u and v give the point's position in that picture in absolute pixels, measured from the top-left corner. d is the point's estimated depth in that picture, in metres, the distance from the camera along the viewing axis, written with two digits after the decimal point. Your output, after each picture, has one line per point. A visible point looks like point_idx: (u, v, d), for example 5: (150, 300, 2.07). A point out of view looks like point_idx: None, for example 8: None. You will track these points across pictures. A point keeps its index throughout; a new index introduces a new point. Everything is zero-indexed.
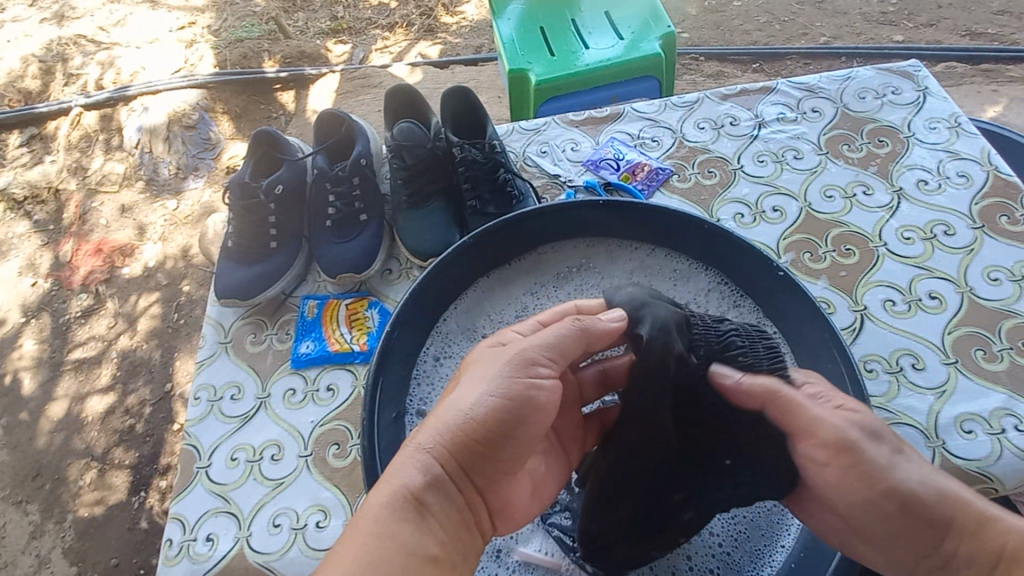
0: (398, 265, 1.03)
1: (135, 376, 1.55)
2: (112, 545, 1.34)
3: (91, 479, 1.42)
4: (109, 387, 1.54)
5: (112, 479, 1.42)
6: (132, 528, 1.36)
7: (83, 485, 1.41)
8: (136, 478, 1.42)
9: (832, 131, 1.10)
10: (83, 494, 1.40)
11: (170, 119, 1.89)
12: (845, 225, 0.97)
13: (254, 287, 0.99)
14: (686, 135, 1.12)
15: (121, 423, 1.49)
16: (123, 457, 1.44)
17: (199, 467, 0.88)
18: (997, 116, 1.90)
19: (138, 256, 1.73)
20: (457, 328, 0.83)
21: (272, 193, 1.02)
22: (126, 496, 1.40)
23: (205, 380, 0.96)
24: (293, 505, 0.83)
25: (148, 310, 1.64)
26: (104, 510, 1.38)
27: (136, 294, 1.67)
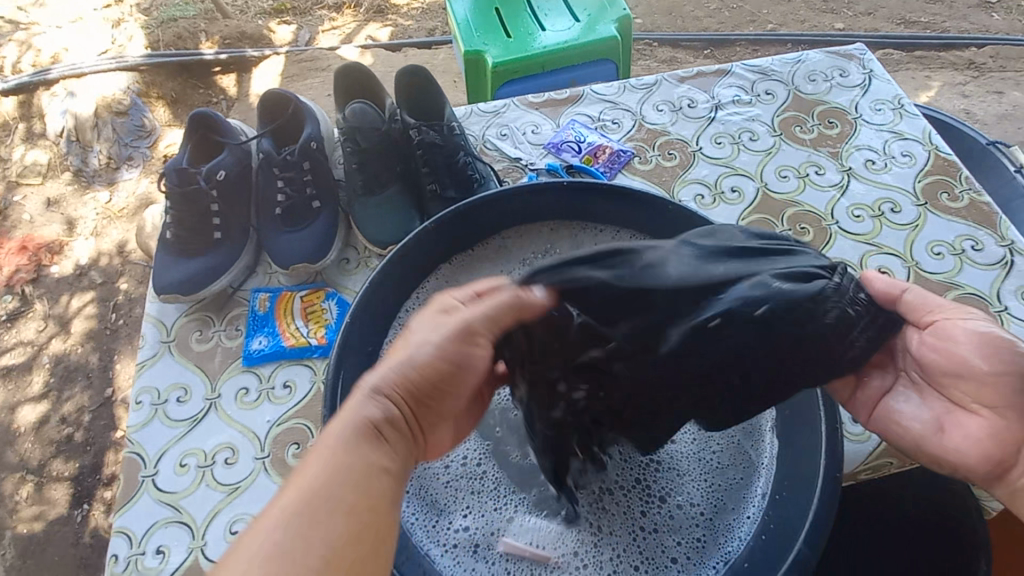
0: (355, 254, 0.98)
1: (71, 382, 1.43)
2: (53, 563, 1.25)
3: (27, 494, 1.31)
4: (41, 394, 1.42)
5: (51, 493, 1.31)
6: (76, 543, 1.26)
7: (18, 502, 1.30)
8: (78, 490, 1.32)
9: (785, 113, 1.12)
10: (19, 511, 1.29)
11: (99, 104, 1.72)
12: (800, 205, 1.00)
13: (199, 281, 0.92)
14: (646, 117, 1.12)
15: (57, 433, 1.37)
16: (61, 468, 1.34)
17: (144, 476, 0.81)
18: (929, 101, 2.00)
19: (69, 254, 1.60)
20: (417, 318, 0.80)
21: (213, 179, 0.95)
22: (68, 510, 1.30)
23: (147, 382, 0.89)
24: (251, 510, 0.78)
25: (83, 311, 1.52)
26: (42, 527, 1.28)
27: (68, 293, 1.55)
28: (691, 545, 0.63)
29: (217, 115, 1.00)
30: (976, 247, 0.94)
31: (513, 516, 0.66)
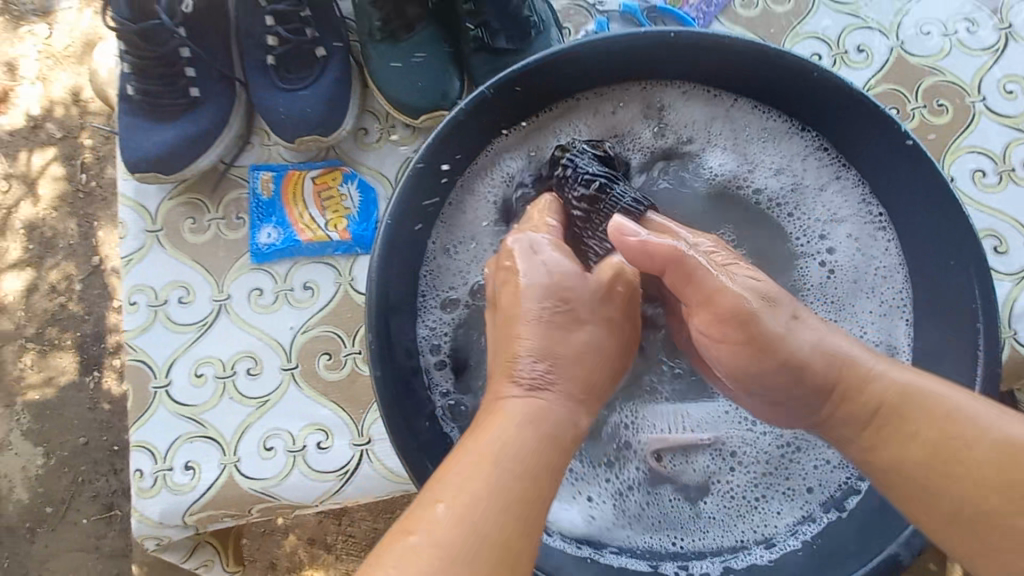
0: (376, 123, 0.77)
1: (53, 249, 1.26)
2: (75, 424, 1.22)
3: (33, 360, 1.23)
4: (23, 262, 1.25)
5: (57, 361, 1.23)
6: (94, 407, 1.22)
7: (25, 367, 1.23)
8: (86, 357, 1.24)
9: None
10: (28, 376, 1.23)
11: None
12: (940, 73, 0.76)
13: (181, 155, 0.73)
14: None
15: (51, 304, 1.25)
16: (62, 336, 1.24)
17: (156, 386, 0.71)
18: None
19: (15, 102, 1.29)
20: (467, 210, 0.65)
21: (179, 14, 0.71)
22: (79, 376, 1.23)
23: (139, 279, 0.74)
24: (285, 426, 0.70)
25: (47, 172, 1.28)
26: (55, 391, 1.23)
27: (26, 149, 1.28)
28: (807, 474, 0.60)
29: None
30: None
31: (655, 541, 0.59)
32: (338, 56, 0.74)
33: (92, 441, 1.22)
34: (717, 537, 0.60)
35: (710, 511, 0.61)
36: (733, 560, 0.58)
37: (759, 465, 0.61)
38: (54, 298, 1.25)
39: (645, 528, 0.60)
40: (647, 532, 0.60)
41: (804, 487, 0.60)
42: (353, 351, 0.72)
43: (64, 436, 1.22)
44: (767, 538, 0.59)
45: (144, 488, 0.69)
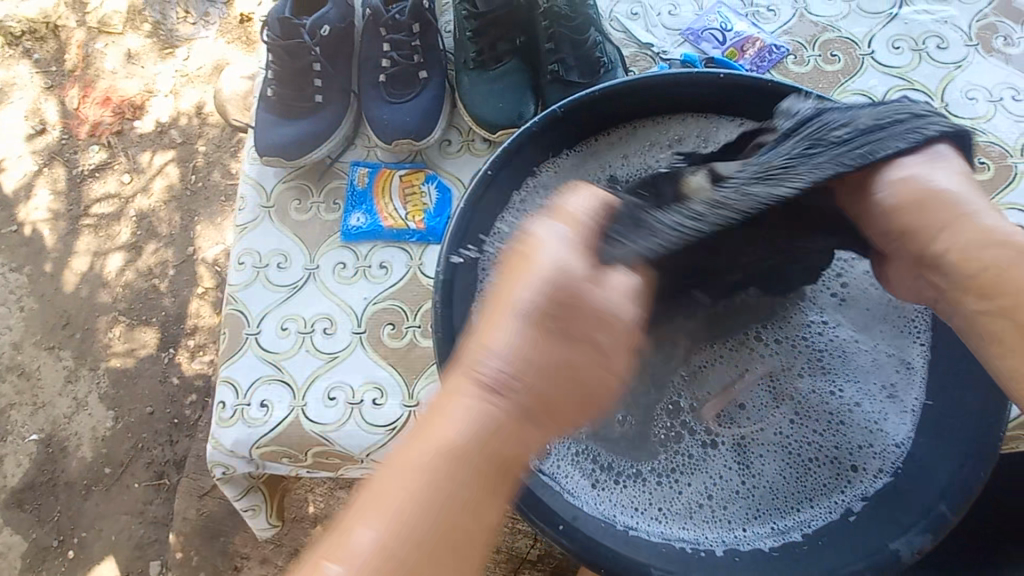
0: (459, 136, 0.91)
1: (155, 236, 1.46)
2: (146, 394, 1.35)
3: (121, 332, 1.39)
4: (131, 244, 1.46)
5: (141, 335, 1.39)
6: (164, 381, 1.35)
7: (113, 337, 1.39)
8: (164, 335, 1.39)
9: (985, 18, 0.90)
10: (114, 345, 1.39)
11: None
12: (983, 134, 0.82)
13: (300, 147, 0.88)
14: (809, 7, 0.92)
15: (144, 284, 1.43)
16: (150, 314, 1.40)
17: (248, 333, 0.84)
18: None
19: (150, 111, 1.55)
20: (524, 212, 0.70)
21: (317, 36, 0.88)
22: (156, 351, 1.38)
23: (249, 245, 0.89)
24: (348, 380, 0.79)
25: (164, 170, 1.51)
26: (134, 362, 1.37)
27: (151, 150, 1.52)
28: (858, 456, 0.58)
29: None
30: None
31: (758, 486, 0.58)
32: (437, 78, 0.89)
33: (156, 412, 1.33)
34: (784, 508, 0.57)
35: (758, 486, 0.58)
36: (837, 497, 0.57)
37: (803, 441, 0.60)
38: (150, 279, 1.43)
39: (722, 498, 0.58)
40: (698, 505, 0.58)
41: (856, 471, 0.58)
42: (415, 324, 0.82)
43: (134, 403, 1.34)
44: (820, 517, 0.57)
45: (224, 418, 0.79)
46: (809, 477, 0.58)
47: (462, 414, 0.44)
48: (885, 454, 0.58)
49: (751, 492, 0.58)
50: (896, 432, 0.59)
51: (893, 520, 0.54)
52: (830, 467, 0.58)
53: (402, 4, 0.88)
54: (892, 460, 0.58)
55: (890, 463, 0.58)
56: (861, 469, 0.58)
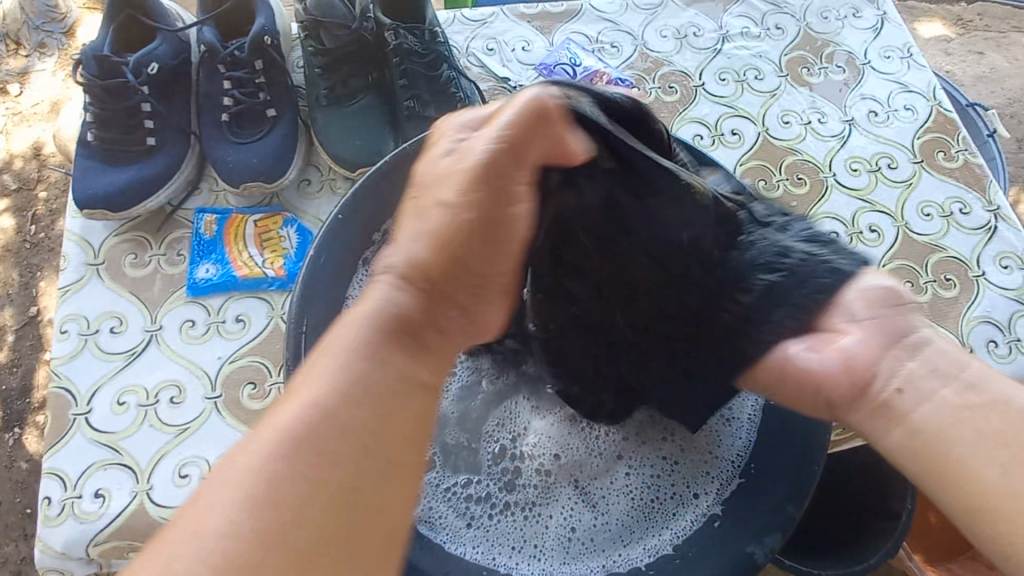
0: (318, 175, 0.87)
1: None
2: None
3: None
4: None
5: None
6: (9, 467, 1.14)
7: None
8: (5, 415, 1.17)
9: (793, 52, 1.03)
10: None
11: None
12: (799, 153, 0.95)
13: (132, 196, 0.79)
14: (648, 44, 1.01)
15: None
16: None
17: (75, 414, 0.72)
18: (943, 36, 1.85)
19: None
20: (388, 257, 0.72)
21: (143, 74, 0.80)
22: None
23: (74, 310, 0.78)
24: (202, 453, 0.71)
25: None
26: None
27: None
28: (699, 474, 0.63)
29: None
30: (964, 211, 0.92)
31: (612, 520, 0.61)
32: (287, 117, 0.85)
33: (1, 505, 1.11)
34: (639, 537, 0.60)
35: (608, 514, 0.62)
36: (686, 518, 0.61)
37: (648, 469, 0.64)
38: None
39: (577, 537, 0.61)
40: (543, 528, 0.61)
41: (700, 488, 0.62)
42: (278, 380, 0.76)
43: None
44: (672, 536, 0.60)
45: (50, 516, 0.68)
46: (659, 501, 0.62)
47: (329, 361, 0.41)
48: (724, 467, 0.63)
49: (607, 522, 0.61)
50: (738, 444, 0.63)
51: (747, 519, 0.59)
52: (677, 488, 0.62)
53: (241, 41, 0.83)
54: (730, 472, 0.62)
55: (729, 475, 0.62)
56: (706, 486, 0.62)
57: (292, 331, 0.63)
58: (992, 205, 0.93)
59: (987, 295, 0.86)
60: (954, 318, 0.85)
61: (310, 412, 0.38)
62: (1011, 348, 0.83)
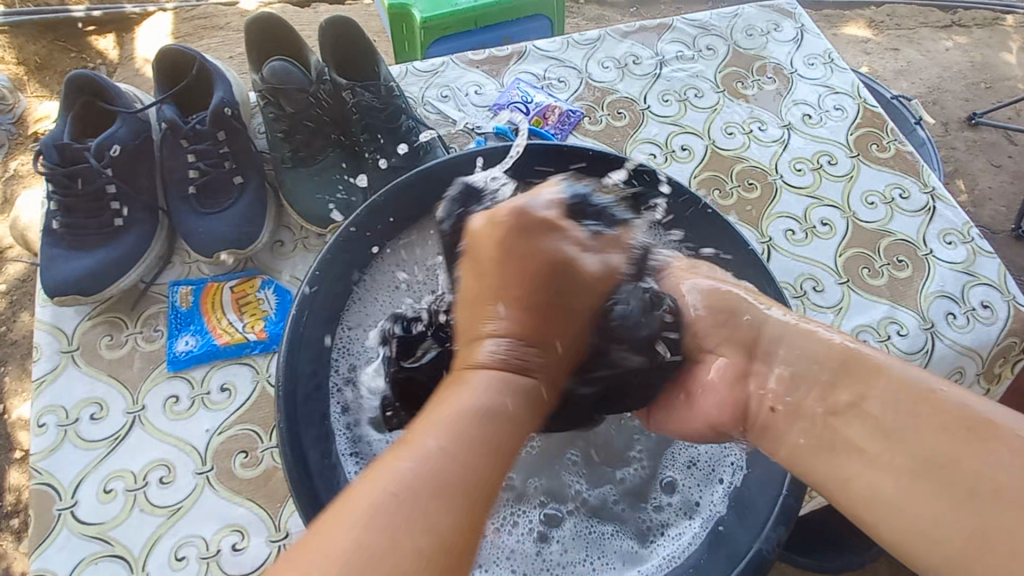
0: (291, 235, 0.88)
1: None
2: None
3: None
4: None
5: None
6: None
7: None
8: None
9: (726, 68, 1.10)
10: None
11: None
12: (746, 161, 1.01)
13: (103, 279, 0.79)
14: (593, 75, 1.07)
15: None
16: None
17: (60, 509, 0.70)
18: (859, 37, 2.00)
19: None
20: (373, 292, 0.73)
21: (105, 156, 0.80)
22: None
23: (50, 400, 0.76)
24: (198, 531, 0.69)
25: None
26: None
27: None
28: (688, 487, 0.65)
29: (101, 77, 0.84)
30: (904, 195, 0.99)
31: (600, 557, 0.62)
32: (255, 182, 0.86)
33: None
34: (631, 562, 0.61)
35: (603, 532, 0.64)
36: (671, 544, 0.62)
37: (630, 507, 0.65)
38: None
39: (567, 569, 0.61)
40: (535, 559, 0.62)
41: (695, 501, 0.64)
42: (271, 445, 0.75)
43: None
44: (670, 548, 0.61)
45: None
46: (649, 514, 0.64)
47: (439, 430, 0.45)
48: (717, 479, 0.65)
49: (604, 543, 0.63)
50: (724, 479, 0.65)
51: (747, 528, 0.59)
52: (665, 500, 0.65)
53: (202, 114, 0.85)
54: (722, 484, 0.64)
55: (720, 487, 0.64)
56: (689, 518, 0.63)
57: (284, 369, 0.63)
58: (928, 187, 1.00)
59: (938, 271, 0.92)
60: (912, 296, 0.90)
61: (441, 431, 0.45)
62: (968, 318, 0.88)
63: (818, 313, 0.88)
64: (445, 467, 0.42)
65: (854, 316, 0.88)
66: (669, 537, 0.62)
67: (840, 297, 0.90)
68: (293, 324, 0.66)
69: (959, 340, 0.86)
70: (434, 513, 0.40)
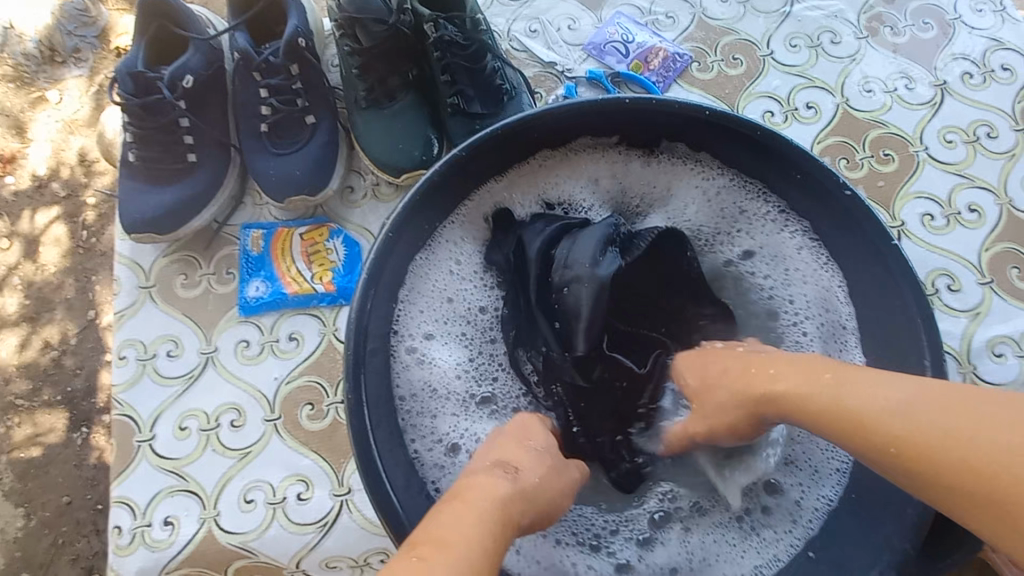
0: (362, 182, 0.83)
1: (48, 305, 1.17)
2: (60, 483, 1.09)
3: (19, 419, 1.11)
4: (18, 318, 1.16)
5: (44, 419, 1.11)
6: (80, 464, 1.10)
7: (11, 425, 1.11)
8: (77, 413, 1.12)
9: (872, 8, 0.91)
10: (15, 434, 1.11)
11: None
12: (884, 126, 0.85)
13: (178, 217, 0.77)
14: (707, 10, 0.91)
15: (43, 360, 1.14)
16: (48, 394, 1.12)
17: (140, 441, 0.72)
18: None
19: None
20: (426, 275, 0.69)
21: (178, 87, 0.76)
22: None
23: (130, 334, 0.77)
24: (266, 477, 0.70)
25: None
26: (43, 451, 1.10)
27: None
28: (791, 490, 0.63)
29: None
30: None
31: (706, 556, 0.62)
32: (327, 123, 0.80)
33: (75, 500, 1.09)
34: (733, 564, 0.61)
35: (695, 536, 0.63)
36: (777, 549, 0.61)
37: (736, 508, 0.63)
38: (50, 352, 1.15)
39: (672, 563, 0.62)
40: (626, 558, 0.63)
41: (797, 501, 0.62)
42: (335, 400, 0.74)
43: (47, 494, 1.09)
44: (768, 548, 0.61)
45: (121, 545, 0.68)
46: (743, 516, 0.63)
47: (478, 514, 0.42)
48: (824, 481, 0.62)
49: (694, 544, 0.63)
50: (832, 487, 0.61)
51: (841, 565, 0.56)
52: (761, 501, 0.63)
53: (275, 44, 0.78)
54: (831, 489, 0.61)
55: (828, 490, 0.61)
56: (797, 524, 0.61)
57: (353, 338, 0.59)
58: None
59: None
60: None
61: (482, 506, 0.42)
62: None
63: (948, 316, 0.76)
64: (472, 533, 0.39)
65: (993, 324, 0.75)
66: (778, 546, 0.61)
67: (980, 300, 0.76)
68: (361, 295, 0.60)
69: None
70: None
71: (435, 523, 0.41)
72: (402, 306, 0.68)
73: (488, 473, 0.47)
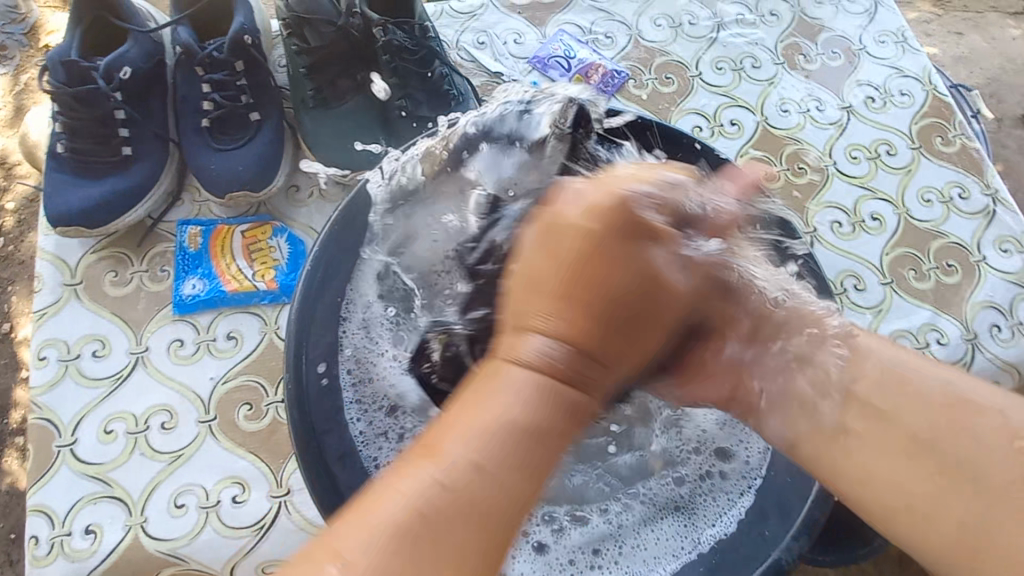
0: (307, 181, 0.83)
1: None
2: None
3: None
4: None
5: None
6: None
7: None
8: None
9: (788, 38, 1.01)
10: None
11: None
12: (799, 142, 0.93)
13: (109, 211, 0.75)
14: (643, 32, 0.98)
15: None
16: None
17: (60, 446, 0.68)
18: (925, 18, 1.85)
19: None
20: (377, 268, 0.67)
21: (115, 78, 0.74)
22: None
23: (51, 333, 0.73)
24: (198, 480, 0.68)
25: None
26: None
27: None
28: (731, 450, 0.61)
29: None
30: (963, 195, 0.92)
31: (639, 542, 0.58)
32: (272, 121, 0.80)
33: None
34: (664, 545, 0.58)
35: (655, 522, 0.59)
36: (708, 520, 0.58)
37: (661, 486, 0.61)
38: None
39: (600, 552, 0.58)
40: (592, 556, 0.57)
41: (746, 461, 0.60)
42: (275, 399, 0.72)
43: None
44: (731, 509, 0.58)
45: (38, 556, 0.64)
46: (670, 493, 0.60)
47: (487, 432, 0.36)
48: (750, 442, 0.61)
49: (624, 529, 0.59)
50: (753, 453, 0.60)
51: (782, 518, 0.56)
52: (712, 469, 0.61)
53: (220, 41, 0.78)
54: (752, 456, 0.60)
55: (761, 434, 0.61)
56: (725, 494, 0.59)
57: (292, 332, 0.61)
58: (990, 189, 0.93)
59: (989, 279, 0.86)
60: (957, 304, 0.85)
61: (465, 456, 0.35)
62: (1013, 332, 0.83)
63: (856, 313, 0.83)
64: (495, 445, 0.36)
65: (894, 320, 0.83)
66: (710, 520, 0.58)
67: (883, 298, 0.85)
68: (303, 286, 0.63)
69: (1001, 355, 0.82)
70: (473, 548, 0.33)
71: (482, 426, 0.37)
72: (350, 299, 0.65)
73: (528, 334, 0.41)
